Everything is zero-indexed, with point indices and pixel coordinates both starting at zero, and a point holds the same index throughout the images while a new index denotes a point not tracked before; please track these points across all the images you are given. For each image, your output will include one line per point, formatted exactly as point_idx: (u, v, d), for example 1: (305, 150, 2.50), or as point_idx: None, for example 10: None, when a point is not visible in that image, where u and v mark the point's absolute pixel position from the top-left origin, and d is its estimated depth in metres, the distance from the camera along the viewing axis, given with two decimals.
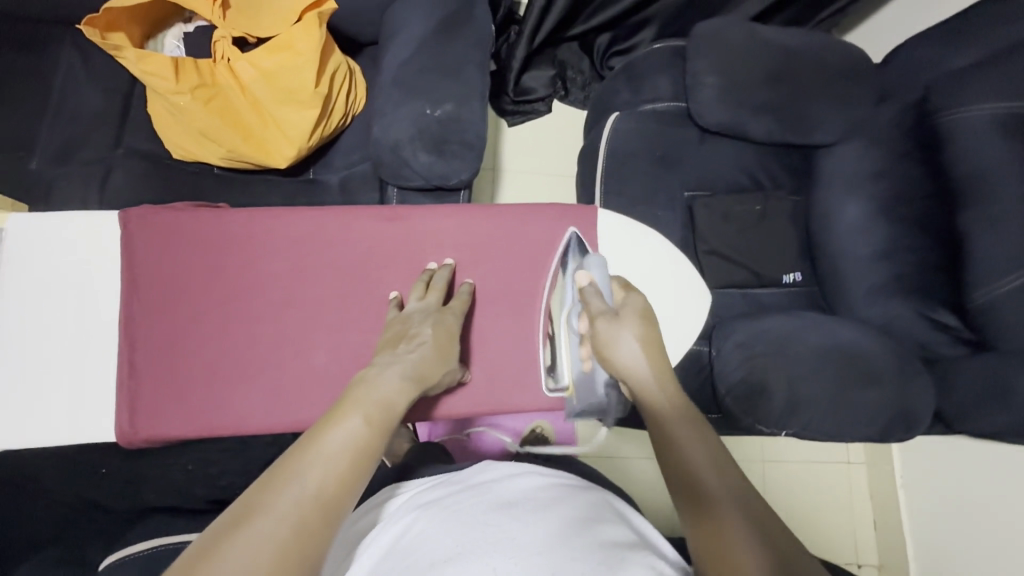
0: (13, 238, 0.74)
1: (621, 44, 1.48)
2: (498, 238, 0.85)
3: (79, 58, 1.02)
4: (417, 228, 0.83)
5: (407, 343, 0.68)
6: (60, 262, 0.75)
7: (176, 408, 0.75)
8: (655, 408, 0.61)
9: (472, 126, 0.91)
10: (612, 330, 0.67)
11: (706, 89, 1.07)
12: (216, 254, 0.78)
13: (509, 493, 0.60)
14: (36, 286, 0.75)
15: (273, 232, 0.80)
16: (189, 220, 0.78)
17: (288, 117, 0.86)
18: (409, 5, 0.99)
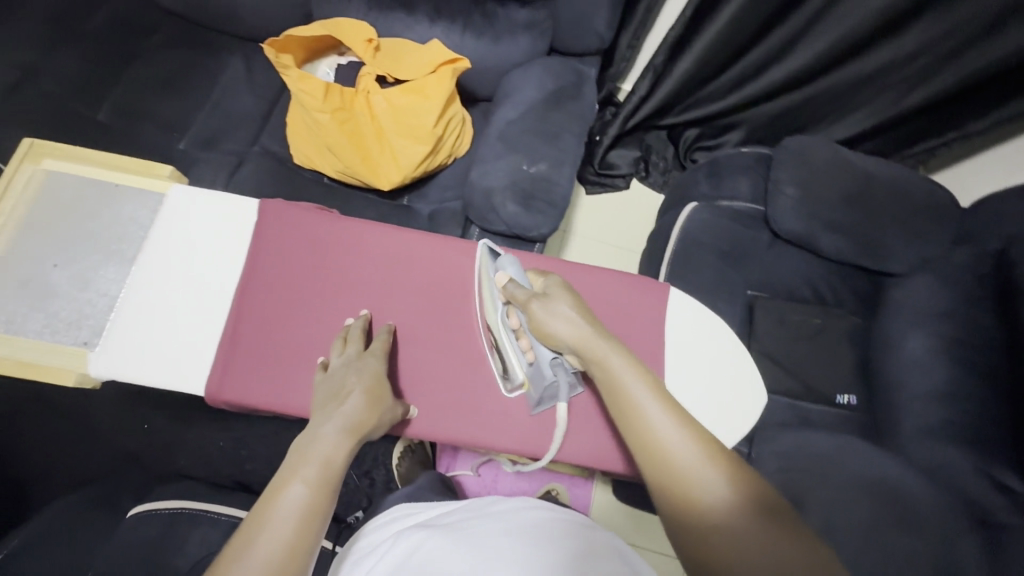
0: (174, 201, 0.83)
1: (707, 141, 1.59)
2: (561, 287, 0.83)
3: (244, 69, 1.21)
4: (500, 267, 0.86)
5: (340, 401, 0.68)
6: (205, 227, 0.83)
7: (258, 381, 0.78)
8: (615, 388, 0.62)
9: (559, 188, 0.99)
10: (547, 309, 0.69)
11: (785, 198, 1.11)
12: (323, 250, 0.85)
13: (506, 519, 0.63)
14: (178, 240, 0.81)
15: (381, 242, 0.86)
16: (315, 218, 0.86)
17: (402, 149, 0.97)
18: (525, 75, 1.11)
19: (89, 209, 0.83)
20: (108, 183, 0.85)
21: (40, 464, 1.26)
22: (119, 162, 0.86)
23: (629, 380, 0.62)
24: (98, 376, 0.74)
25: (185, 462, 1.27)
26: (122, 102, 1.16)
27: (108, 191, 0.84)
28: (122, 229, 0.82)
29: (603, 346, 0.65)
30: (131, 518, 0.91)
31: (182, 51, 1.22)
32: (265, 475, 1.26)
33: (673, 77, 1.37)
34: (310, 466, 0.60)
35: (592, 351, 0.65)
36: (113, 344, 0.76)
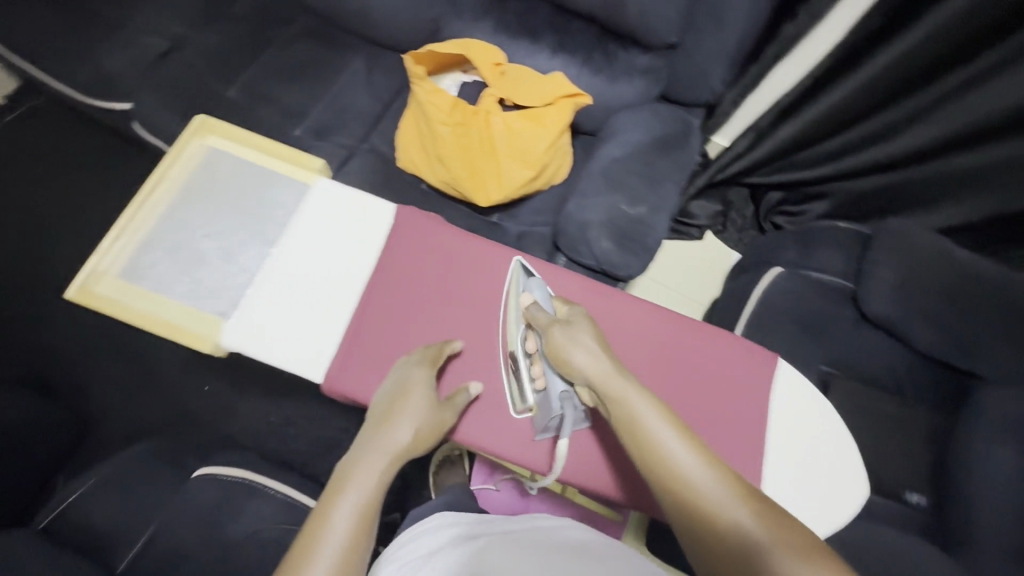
0: (318, 193, 0.85)
1: (790, 206, 1.53)
2: (683, 342, 0.80)
3: (365, 69, 1.27)
4: (620, 309, 0.82)
5: (389, 423, 0.69)
6: (341, 222, 0.85)
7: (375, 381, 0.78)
8: (630, 423, 0.64)
9: (655, 233, 1.00)
10: (569, 335, 0.70)
11: (880, 281, 1.08)
12: (442, 261, 0.85)
13: (572, 548, 0.67)
14: (318, 231, 0.84)
15: (503, 264, 0.85)
16: (444, 231, 0.86)
17: (509, 171, 1.00)
18: (634, 116, 1.13)
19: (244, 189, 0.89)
20: (263, 168, 0.90)
21: (108, 404, 1.33)
22: (279, 151, 0.92)
23: (649, 421, 0.63)
24: (228, 348, 0.77)
25: (237, 429, 1.32)
26: (250, 83, 1.23)
27: (262, 176, 0.90)
28: (270, 211, 0.87)
29: (620, 383, 0.66)
30: (196, 479, 0.92)
31: (311, 44, 1.28)
32: (309, 457, 1.29)
33: (774, 140, 1.37)
34: (350, 495, 0.63)
35: (609, 388, 0.66)
36: (246, 319, 0.78)
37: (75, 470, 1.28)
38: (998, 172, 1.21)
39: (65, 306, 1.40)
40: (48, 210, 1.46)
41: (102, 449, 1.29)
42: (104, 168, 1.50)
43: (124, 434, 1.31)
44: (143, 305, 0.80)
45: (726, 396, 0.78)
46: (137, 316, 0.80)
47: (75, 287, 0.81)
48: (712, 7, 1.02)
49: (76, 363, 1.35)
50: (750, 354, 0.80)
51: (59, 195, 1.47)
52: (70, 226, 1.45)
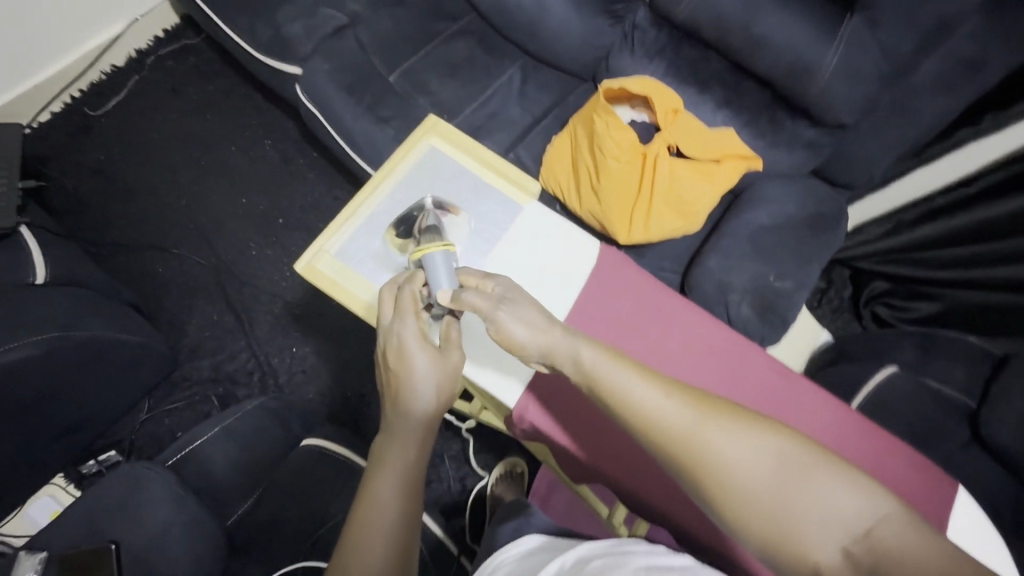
0: (531, 215, 0.86)
1: (895, 300, 1.47)
2: (858, 448, 0.81)
3: (519, 79, 1.28)
4: (798, 398, 0.82)
5: (402, 397, 0.68)
6: (546, 246, 0.85)
7: (561, 414, 0.82)
8: (584, 375, 0.62)
9: (795, 311, 1.00)
10: (512, 313, 0.66)
11: (1011, 407, 1.04)
12: (651, 319, 0.84)
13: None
14: (524, 251, 0.84)
15: (693, 325, 0.84)
16: (641, 280, 0.86)
17: (662, 216, 1.01)
18: (785, 187, 1.11)
19: (461, 195, 0.87)
20: (481, 179, 0.89)
21: (202, 343, 1.37)
22: (497, 163, 0.90)
23: (599, 363, 0.61)
24: None
25: (316, 395, 1.34)
26: (409, 71, 1.26)
27: (478, 187, 0.88)
28: (485, 226, 0.85)
29: (556, 332, 0.65)
30: (307, 448, 0.92)
31: (471, 43, 1.30)
32: None
33: (909, 236, 1.38)
34: (389, 474, 0.66)
35: (552, 348, 0.65)
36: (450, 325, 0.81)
37: (163, 397, 1.34)
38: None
39: (180, 240, 1.45)
40: (183, 147, 1.52)
41: (191, 384, 1.35)
42: (240, 117, 1.55)
43: (213, 374, 1.35)
44: (361, 295, 0.82)
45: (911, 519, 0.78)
46: (353, 301, 0.81)
47: (302, 262, 0.83)
48: (900, 99, 1.02)
49: (182, 297, 1.40)
50: (924, 475, 0.80)
51: (194, 135, 1.53)
52: (201, 166, 1.51)
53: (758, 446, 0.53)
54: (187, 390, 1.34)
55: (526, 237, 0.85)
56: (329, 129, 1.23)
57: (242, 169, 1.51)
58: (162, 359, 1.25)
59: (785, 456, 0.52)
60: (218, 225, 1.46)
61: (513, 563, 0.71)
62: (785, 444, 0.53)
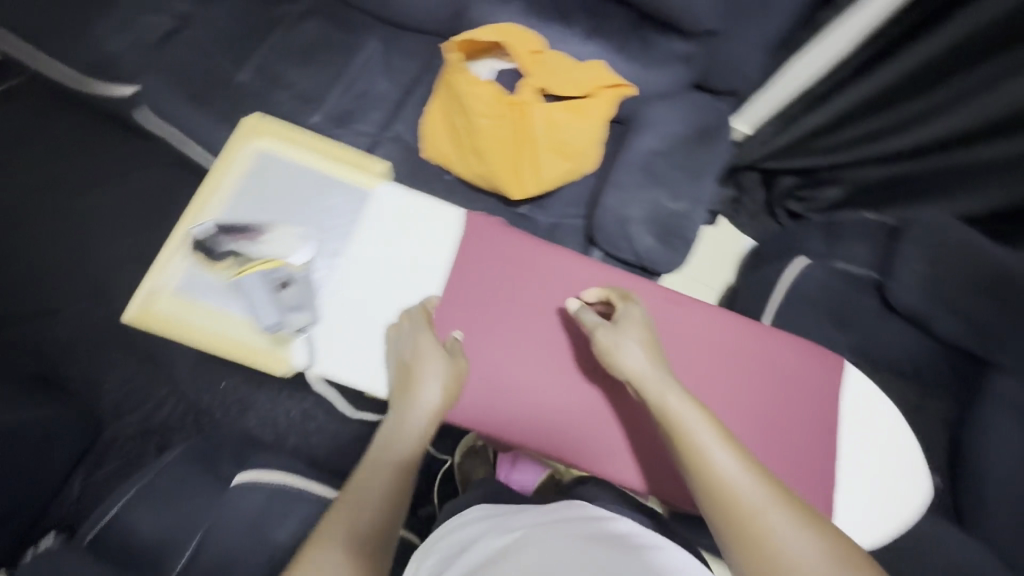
0: (384, 201, 0.85)
1: (802, 191, 1.52)
2: (751, 353, 0.82)
3: (381, 51, 1.20)
4: (687, 320, 0.83)
5: (413, 388, 0.72)
6: (406, 229, 0.84)
7: (460, 391, 0.79)
8: (672, 423, 0.66)
9: (695, 229, 1.00)
10: (614, 337, 0.73)
11: (907, 272, 1.10)
12: (527, 276, 0.84)
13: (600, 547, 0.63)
14: (390, 238, 0.83)
15: (568, 273, 0.85)
16: (511, 243, 0.85)
17: (548, 164, 0.98)
18: (670, 107, 1.09)
19: (303, 196, 0.84)
20: (322, 175, 0.86)
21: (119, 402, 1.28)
22: (336, 157, 0.87)
23: (685, 411, 0.66)
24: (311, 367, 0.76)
25: (256, 425, 1.29)
26: (259, 65, 1.15)
27: (323, 184, 0.86)
28: (338, 225, 0.84)
29: (664, 390, 0.69)
30: (237, 486, 0.89)
31: (321, 21, 1.20)
32: (334, 451, 1.28)
33: (798, 130, 1.42)
34: (379, 475, 0.69)
35: (655, 395, 0.68)
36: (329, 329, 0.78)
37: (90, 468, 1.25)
38: (988, 172, 1.22)
39: (67, 299, 1.32)
40: (43, 198, 1.37)
41: (118, 444, 1.24)
42: (96, 152, 1.40)
43: (141, 428, 1.26)
44: (209, 325, 0.76)
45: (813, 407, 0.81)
46: (206, 334, 0.76)
47: (137, 308, 0.76)
48: None
49: (82, 359, 1.29)
50: (814, 361, 0.83)
51: (50, 183, 1.38)
52: (69, 215, 1.37)
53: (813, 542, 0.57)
54: (116, 451, 1.24)
55: (382, 224, 0.84)
56: (186, 146, 1.12)
57: (114, 209, 1.38)
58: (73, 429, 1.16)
59: (842, 564, 0.55)
60: (102, 275, 1.34)
61: (450, 529, 0.80)
62: (842, 551, 0.57)
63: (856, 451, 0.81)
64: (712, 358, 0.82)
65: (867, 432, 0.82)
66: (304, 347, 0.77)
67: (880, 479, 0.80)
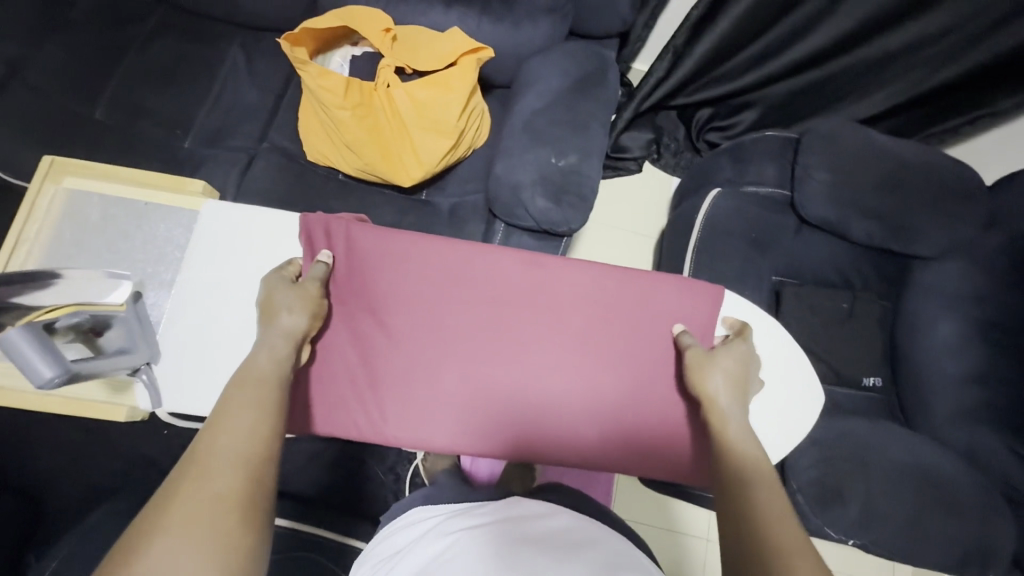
0: (207, 220, 0.72)
1: (720, 121, 1.50)
2: (630, 303, 0.73)
3: (244, 59, 1.13)
4: (553, 281, 0.73)
5: (270, 315, 0.63)
6: (238, 245, 0.72)
7: (320, 403, 0.72)
8: (727, 448, 0.58)
9: (589, 182, 0.97)
10: (708, 358, 0.67)
11: (814, 183, 1.08)
12: (367, 268, 0.72)
13: (535, 541, 0.64)
14: (222, 258, 0.71)
15: (412, 255, 0.72)
16: (340, 234, 0.71)
17: (424, 144, 0.93)
18: (547, 62, 1.05)
19: (120, 228, 0.78)
20: (137, 202, 0.80)
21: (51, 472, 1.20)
22: (151, 179, 0.81)
23: (744, 438, 0.59)
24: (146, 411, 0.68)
25: None
26: (115, 96, 1.08)
27: (139, 211, 0.79)
28: (177, 250, 0.77)
29: (736, 422, 0.61)
30: None
31: (175, 39, 1.13)
32: (288, 476, 1.23)
33: (693, 57, 1.32)
34: (248, 388, 0.55)
35: (726, 421, 0.61)
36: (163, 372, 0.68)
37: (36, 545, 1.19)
38: (891, 63, 1.27)
39: None
40: None
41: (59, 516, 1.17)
42: None
43: (82, 495, 1.18)
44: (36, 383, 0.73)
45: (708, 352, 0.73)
46: (33, 395, 0.73)
47: None
48: None
49: (6, 434, 1.20)
50: (703, 299, 0.73)
51: None
52: None
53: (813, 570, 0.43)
54: (60, 523, 1.16)
55: (210, 246, 0.71)
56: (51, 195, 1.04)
57: None
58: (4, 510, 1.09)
59: None
60: None
61: (400, 522, 0.79)
62: None
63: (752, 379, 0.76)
64: (587, 316, 0.73)
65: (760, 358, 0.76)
66: (146, 390, 0.68)
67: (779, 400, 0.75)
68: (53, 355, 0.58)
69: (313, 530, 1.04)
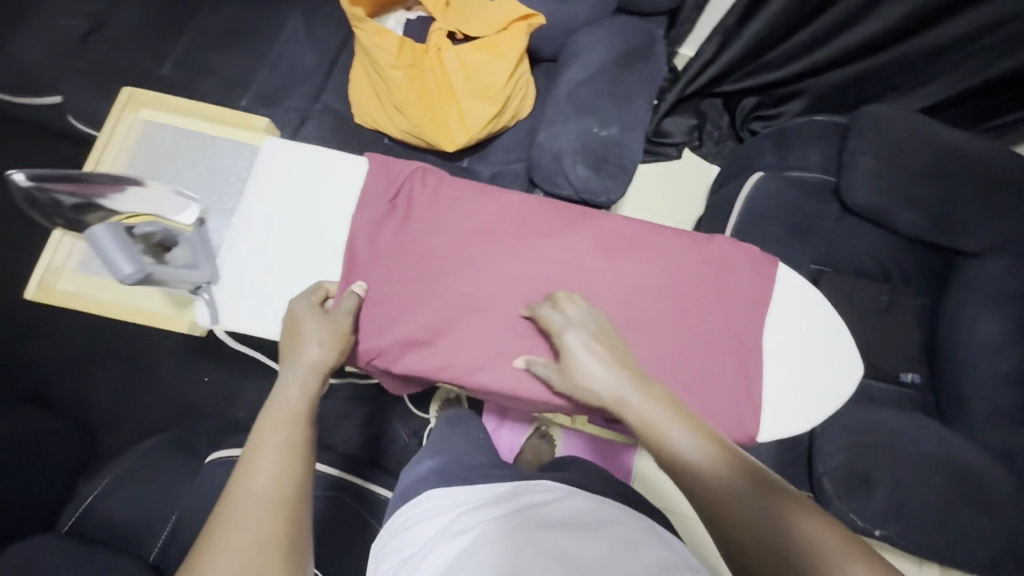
0: (267, 155, 0.76)
1: (765, 111, 1.48)
2: (664, 255, 0.71)
3: (302, 24, 1.17)
4: (586, 231, 0.73)
5: (296, 348, 0.63)
6: (292, 185, 0.75)
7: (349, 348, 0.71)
8: (663, 447, 0.54)
9: (630, 154, 0.98)
10: (574, 341, 0.63)
11: (861, 169, 1.06)
12: (404, 214, 0.74)
13: (559, 527, 0.67)
14: (280, 196, 0.75)
15: (449, 202, 0.74)
16: (378, 180, 0.74)
17: (472, 109, 0.95)
18: (593, 35, 1.06)
19: (190, 160, 0.83)
20: (203, 134, 0.85)
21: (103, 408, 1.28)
22: (220, 115, 0.86)
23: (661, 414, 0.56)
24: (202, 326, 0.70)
25: (243, 414, 1.28)
26: (183, 54, 1.14)
27: (204, 144, 0.84)
28: (236, 183, 0.80)
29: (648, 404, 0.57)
30: (210, 465, 0.89)
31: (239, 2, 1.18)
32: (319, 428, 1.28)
33: (743, 40, 1.30)
34: (279, 426, 0.55)
35: (640, 411, 0.57)
36: (220, 294, 0.71)
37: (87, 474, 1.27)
38: (946, 56, 1.24)
39: (43, 316, 1.30)
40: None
41: (111, 449, 1.25)
42: None
43: (130, 431, 1.26)
44: (111, 296, 0.78)
45: (741, 309, 0.69)
46: (106, 306, 0.78)
47: (33, 287, 0.78)
48: None
49: (67, 370, 1.28)
50: (737, 251, 0.71)
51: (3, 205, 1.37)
52: (23, 230, 1.33)
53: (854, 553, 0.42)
54: (110, 455, 1.24)
55: (271, 181, 0.75)
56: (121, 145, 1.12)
57: None
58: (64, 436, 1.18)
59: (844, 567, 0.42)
60: None
61: (424, 502, 0.83)
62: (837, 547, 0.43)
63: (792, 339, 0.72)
64: (623, 267, 0.71)
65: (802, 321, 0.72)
66: (206, 309, 0.72)
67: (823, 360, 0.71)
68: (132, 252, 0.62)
69: (341, 476, 1.09)
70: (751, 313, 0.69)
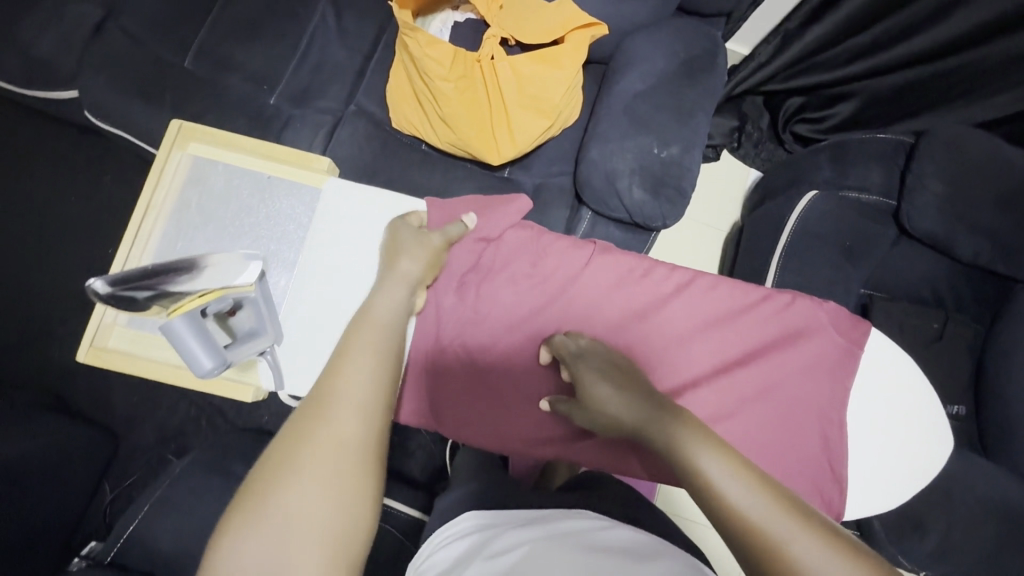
0: (327, 199, 0.78)
1: (811, 112, 1.38)
2: (742, 323, 0.76)
3: (332, 12, 1.08)
4: (668, 296, 0.76)
5: (397, 259, 0.65)
6: (359, 234, 0.77)
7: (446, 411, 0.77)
8: (677, 456, 0.52)
9: (689, 176, 0.92)
10: (586, 372, 0.65)
11: (926, 194, 1.01)
12: (493, 277, 0.78)
13: (599, 554, 0.49)
14: (347, 245, 0.77)
15: (532, 265, 0.78)
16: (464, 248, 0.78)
17: (522, 122, 0.89)
18: (650, 40, 0.98)
19: (243, 201, 0.82)
20: (261, 174, 0.83)
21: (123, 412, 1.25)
22: (274, 152, 0.84)
23: (671, 428, 0.55)
24: (279, 389, 0.73)
25: (270, 419, 1.25)
26: (205, 46, 1.05)
27: (261, 184, 0.83)
28: (291, 228, 0.80)
29: (660, 416, 0.57)
30: None
31: None
32: None
33: (802, 43, 1.26)
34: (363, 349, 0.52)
35: (646, 427, 0.58)
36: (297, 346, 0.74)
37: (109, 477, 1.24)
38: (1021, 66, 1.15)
39: (59, 318, 1.25)
40: (11, 212, 1.28)
41: (138, 454, 1.23)
42: (48, 157, 1.30)
43: (155, 435, 1.24)
44: (167, 354, 0.78)
45: (818, 377, 0.75)
46: (163, 365, 0.78)
47: (86, 348, 0.78)
48: None
49: (87, 373, 1.24)
50: (810, 316, 0.76)
51: (9, 197, 1.29)
52: (39, 226, 1.28)
53: (758, 491, 0.46)
54: (136, 458, 1.22)
55: (334, 226, 0.78)
56: (140, 144, 1.04)
57: (81, 217, 1.29)
58: (88, 442, 1.15)
59: None
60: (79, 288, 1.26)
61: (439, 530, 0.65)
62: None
63: (869, 405, 0.76)
64: (706, 336, 0.76)
65: (879, 387, 0.77)
66: (270, 372, 0.74)
67: (905, 428, 0.76)
68: (210, 342, 0.62)
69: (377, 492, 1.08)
70: (828, 380, 0.75)
